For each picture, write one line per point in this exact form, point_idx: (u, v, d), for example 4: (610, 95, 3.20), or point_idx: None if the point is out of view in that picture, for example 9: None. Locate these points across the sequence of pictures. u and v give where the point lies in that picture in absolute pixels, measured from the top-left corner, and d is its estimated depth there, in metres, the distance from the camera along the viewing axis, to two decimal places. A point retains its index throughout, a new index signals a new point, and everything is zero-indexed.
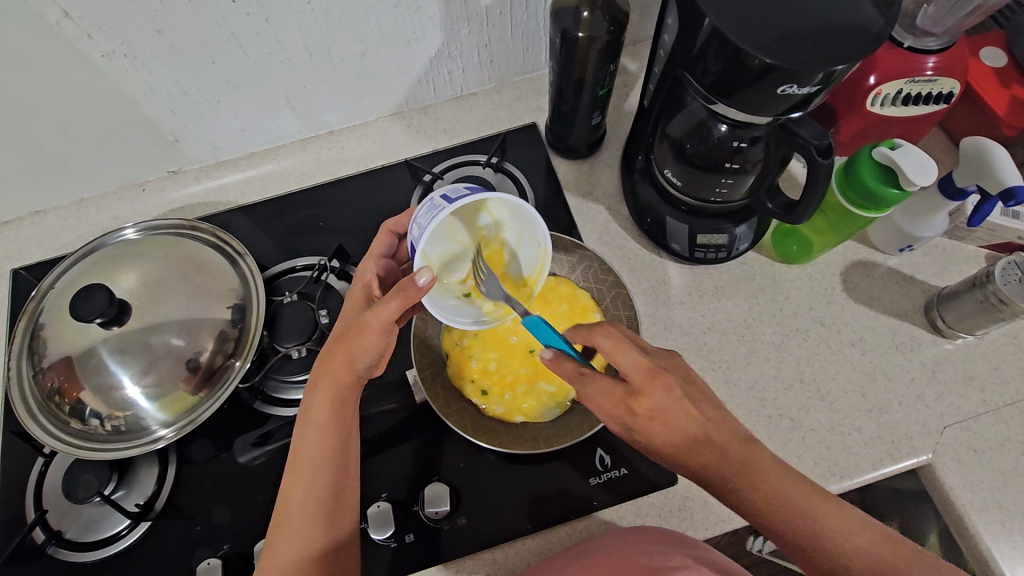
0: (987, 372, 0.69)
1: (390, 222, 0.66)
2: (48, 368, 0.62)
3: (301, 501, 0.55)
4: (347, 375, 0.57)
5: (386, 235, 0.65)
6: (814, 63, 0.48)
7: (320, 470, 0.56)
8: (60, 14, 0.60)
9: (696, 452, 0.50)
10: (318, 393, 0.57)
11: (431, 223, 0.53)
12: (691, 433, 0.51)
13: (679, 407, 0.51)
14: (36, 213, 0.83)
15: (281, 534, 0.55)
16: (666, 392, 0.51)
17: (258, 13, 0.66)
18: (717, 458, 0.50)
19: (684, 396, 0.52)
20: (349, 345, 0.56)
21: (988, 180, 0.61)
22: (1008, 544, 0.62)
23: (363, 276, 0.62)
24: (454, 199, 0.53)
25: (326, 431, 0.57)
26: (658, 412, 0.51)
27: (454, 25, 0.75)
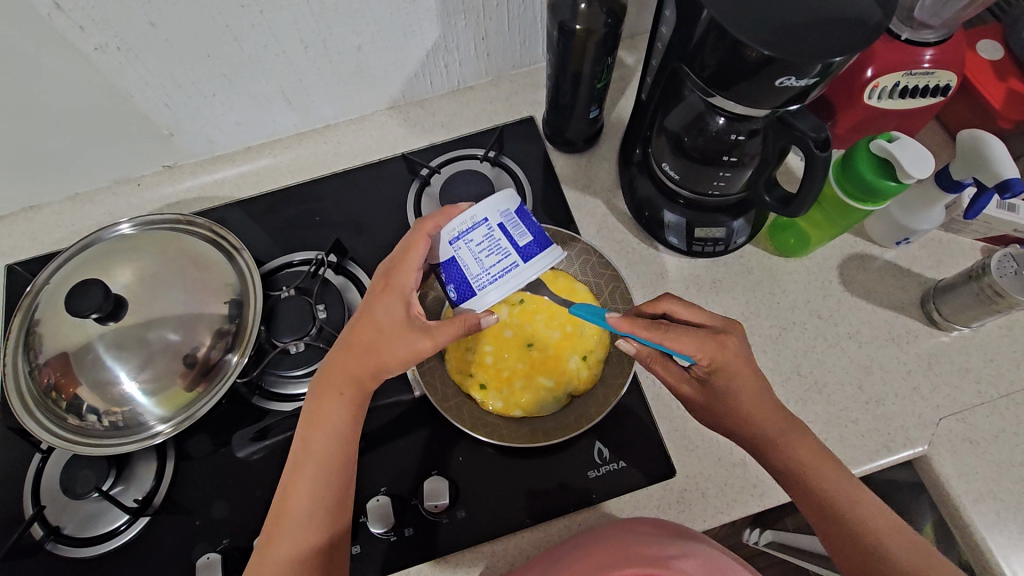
0: (982, 364, 0.70)
1: (431, 223, 0.55)
2: (44, 364, 0.61)
3: (309, 504, 0.55)
4: (371, 384, 0.58)
5: (426, 240, 0.56)
6: (811, 55, 0.47)
7: (329, 474, 0.56)
8: (51, 6, 0.59)
9: (772, 419, 0.57)
10: (341, 398, 0.58)
11: (509, 279, 0.54)
12: (760, 396, 0.57)
13: (749, 373, 0.57)
14: (30, 209, 0.82)
15: (283, 533, 0.55)
16: (738, 355, 0.56)
17: (252, 5, 0.65)
18: (779, 427, 0.57)
19: (752, 369, 0.57)
20: (389, 360, 0.57)
21: (985, 173, 0.61)
22: (1003, 534, 0.62)
23: (400, 285, 0.58)
24: (521, 248, 0.55)
25: (343, 437, 0.58)
26: (730, 369, 0.56)
27: (451, 18, 0.75)
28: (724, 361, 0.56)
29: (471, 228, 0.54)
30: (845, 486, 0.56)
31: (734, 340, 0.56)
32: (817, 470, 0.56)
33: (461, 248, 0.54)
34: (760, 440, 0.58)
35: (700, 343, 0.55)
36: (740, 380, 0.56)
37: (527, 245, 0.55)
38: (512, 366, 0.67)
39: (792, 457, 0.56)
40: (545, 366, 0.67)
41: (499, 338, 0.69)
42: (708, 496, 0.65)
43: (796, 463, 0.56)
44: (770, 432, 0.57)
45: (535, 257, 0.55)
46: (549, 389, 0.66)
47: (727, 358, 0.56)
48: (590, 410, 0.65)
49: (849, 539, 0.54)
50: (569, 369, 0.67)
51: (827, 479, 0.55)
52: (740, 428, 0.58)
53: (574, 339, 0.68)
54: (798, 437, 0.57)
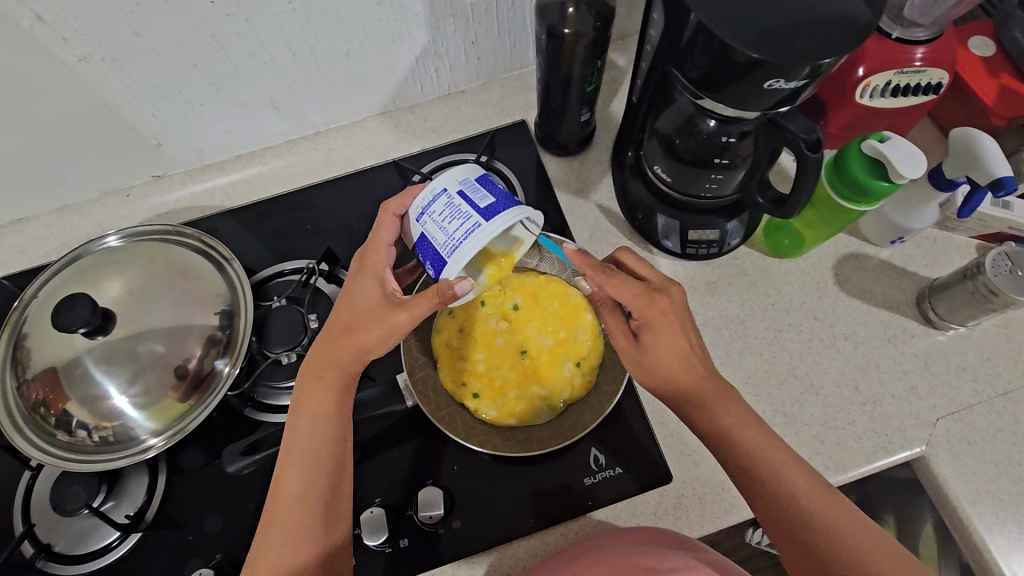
0: (979, 363, 0.69)
1: (394, 203, 0.59)
2: (32, 379, 0.61)
3: (299, 497, 0.54)
4: (353, 367, 0.58)
5: (393, 220, 0.59)
6: (800, 57, 0.47)
7: (319, 465, 0.55)
8: (33, 18, 0.58)
9: (687, 378, 0.57)
10: (325, 386, 0.57)
11: (469, 240, 0.51)
12: (685, 360, 0.57)
13: (681, 334, 0.57)
14: (19, 221, 0.81)
15: (274, 533, 0.53)
16: (672, 315, 0.57)
17: (237, 14, 0.65)
18: (712, 392, 0.56)
19: (682, 332, 0.57)
20: (367, 338, 0.57)
21: (978, 171, 0.61)
22: (1003, 535, 0.62)
23: (373, 265, 0.59)
24: (483, 209, 0.51)
25: (329, 425, 0.57)
26: (662, 325, 0.57)
27: (439, 22, 0.74)
28: (655, 316, 0.57)
29: (431, 200, 0.53)
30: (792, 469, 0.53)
31: (668, 300, 0.58)
32: (755, 446, 0.54)
33: (425, 222, 0.53)
34: (700, 416, 0.57)
35: (629, 294, 0.57)
36: (666, 340, 0.57)
37: (490, 206, 0.52)
38: (505, 375, 0.67)
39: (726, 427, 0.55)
40: (538, 375, 0.67)
41: (490, 347, 0.69)
42: (706, 501, 0.64)
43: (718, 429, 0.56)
44: (704, 398, 0.56)
45: (499, 215, 0.51)
46: (543, 398, 0.66)
47: (656, 314, 0.57)
48: (585, 416, 0.64)
49: (776, 514, 0.52)
50: (563, 376, 0.67)
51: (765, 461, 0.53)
52: (685, 401, 0.57)
53: (568, 345, 0.68)
54: (737, 410, 0.56)
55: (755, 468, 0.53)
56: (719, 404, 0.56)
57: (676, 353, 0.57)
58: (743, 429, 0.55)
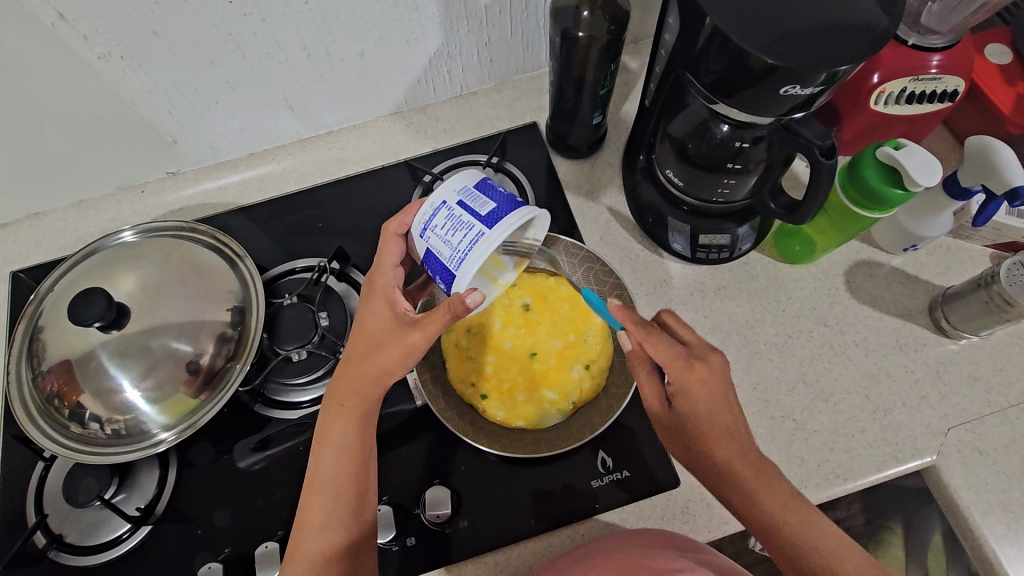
0: (992, 373, 0.69)
1: (393, 225, 0.59)
2: (47, 372, 0.62)
3: (328, 522, 0.54)
4: (374, 392, 0.57)
5: (395, 242, 0.59)
6: (817, 63, 0.47)
7: (343, 487, 0.55)
8: (55, 17, 0.59)
9: (712, 437, 0.53)
10: (347, 411, 0.57)
11: (475, 250, 0.51)
12: (706, 405, 0.53)
13: (719, 398, 0.54)
14: (35, 215, 0.82)
15: (302, 554, 0.54)
16: (708, 380, 0.54)
17: (254, 13, 0.65)
18: (719, 433, 0.53)
19: (719, 394, 0.54)
20: (385, 361, 0.57)
21: (994, 180, 0.61)
22: (1014, 547, 0.61)
23: (382, 288, 0.59)
24: (484, 217, 0.52)
25: (352, 449, 0.56)
26: (699, 388, 0.53)
27: (454, 24, 0.75)
28: (690, 383, 0.54)
29: (432, 215, 0.54)
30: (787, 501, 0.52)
31: (708, 368, 0.54)
32: (755, 491, 0.52)
33: (429, 237, 0.54)
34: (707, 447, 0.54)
35: (671, 357, 0.54)
36: (702, 394, 0.53)
37: (491, 212, 0.52)
38: (513, 379, 0.67)
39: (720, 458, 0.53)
40: (547, 379, 0.67)
41: (499, 350, 0.69)
42: (713, 506, 0.64)
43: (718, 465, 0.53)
44: (740, 472, 0.52)
45: (503, 220, 0.52)
46: (552, 401, 0.66)
47: (678, 369, 0.54)
48: (593, 419, 0.64)
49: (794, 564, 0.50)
50: (572, 379, 0.67)
51: (761, 498, 0.52)
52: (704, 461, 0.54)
53: (577, 348, 0.68)
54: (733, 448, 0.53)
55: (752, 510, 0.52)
56: (726, 450, 0.53)
57: (699, 404, 0.53)
58: (748, 477, 0.52)
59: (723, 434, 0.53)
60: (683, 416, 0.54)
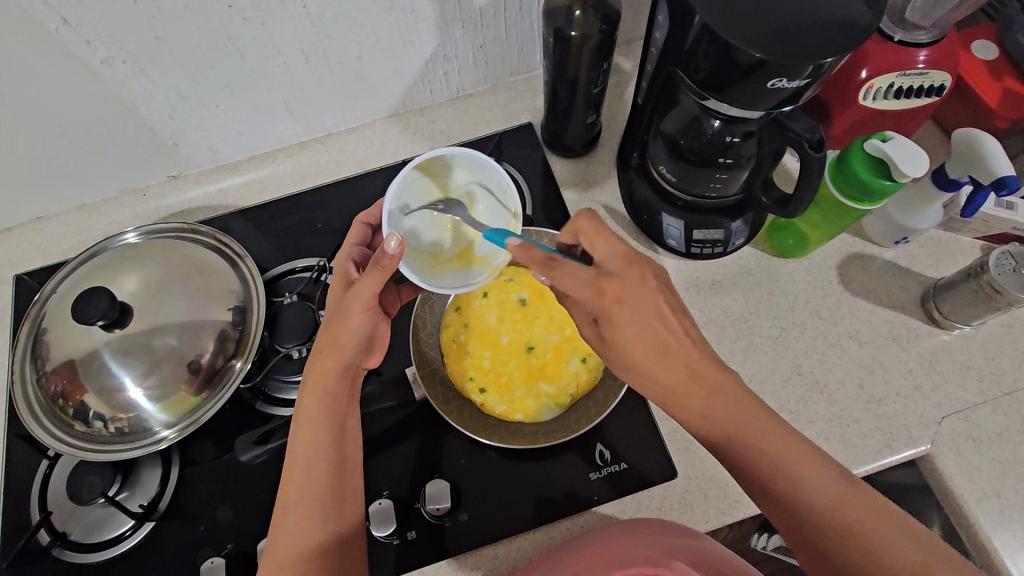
0: (984, 363, 0.70)
1: (362, 215, 0.67)
2: (51, 371, 0.62)
3: (297, 497, 0.55)
4: (334, 369, 0.59)
5: (360, 227, 0.66)
6: (802, 57, 0.48)
7: (313, 465, 0.56)
8: (59, 22, 0.61)
9: (694, 388, 0.51)
10: (309, 390, 0.58)
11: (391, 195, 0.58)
12: (648, 335, 0.52)
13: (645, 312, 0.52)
14: (38, 220, 0.84)
15: (279, 533, 0.54)
16: (639, 288, 0.53)
17: (254, 18, 0.67)
18: (710, 392, 0.51)
19: (648, 313, 0.52)
20: (340, 333, 0.58)
21: (980, 171, 0.62)
22: (1009, 533, 0.62)
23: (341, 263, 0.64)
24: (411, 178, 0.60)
25: (320, 426, 0.57)
26: (629, 302, 0.53)
27: (449, 27, 0.76)
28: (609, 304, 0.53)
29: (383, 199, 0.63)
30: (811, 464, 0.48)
31: (619, 283, 0.53)
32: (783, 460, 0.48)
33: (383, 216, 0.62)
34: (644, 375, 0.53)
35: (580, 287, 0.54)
36: (635, 320, 0.52)
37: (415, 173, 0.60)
38: (510, 373, 0.68)
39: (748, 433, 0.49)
40: (546, 372, 0.68)
41: (496, 345, 0.69)
42: (710, 497, 0.65)
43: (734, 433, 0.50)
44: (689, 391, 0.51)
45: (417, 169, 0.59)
46: (550, 395, 0.67)
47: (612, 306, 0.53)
48: (590, 411, 0.65)
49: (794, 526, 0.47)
50: (569, 372, 0.68)
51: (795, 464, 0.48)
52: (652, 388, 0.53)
53: (573, 341, 0.69)
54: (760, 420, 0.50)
55: (783, 488, 0.48)
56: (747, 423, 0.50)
57: (644, 349, 0.52)
58: (781, 451, 0.48)
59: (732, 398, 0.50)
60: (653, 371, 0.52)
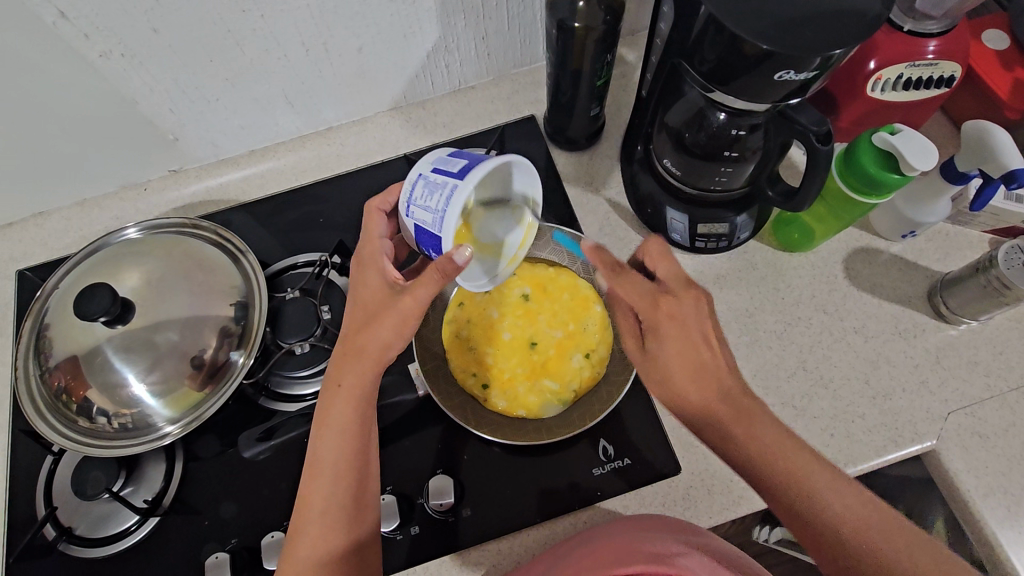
0: (991, 358, 0.69)
1: (377, 201, 0.64)
2: (55, 367, 0.62)
3: (324, 504, 0.55)
4: (370, 373, 0.57)
5: (378, 216, 0.63)
6: (809, 49, 0.47)
7: (341, 473, 0.56)
8: (56, 15, 0.60)
9: (746, 427, 0.52)
10: (343, 393, 0.57)
11: (450, 203, 0.51)
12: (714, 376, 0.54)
13: (693, 334, 0.55)
14: (40, 215, 0.83)
15: (301, 537, 0.54)
16: (692, 316, 0.56)
17: (253, 10, 0.66)
18: (763, 430, 0.51)
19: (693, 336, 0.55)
20: (381, 335, 0.57)
21: (991, 164, 0.61)
22: (1014, 529, 0.61)
23: (371, 257, 0.61)
24: (456, 172, 0.53)
25: (351, 431, 0.57)
26: (681, 322, 0.55)
27: (451, 18, 0.75)
28: (665, 319, 0.55)
29: (410, 189, 0.55)
30: (855, 502, 0.50)
31: (676, 302, 0.56)
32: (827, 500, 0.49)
33: (413, 212, 0.55)
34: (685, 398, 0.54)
35: (640, 298, 0.57)
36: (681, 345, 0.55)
37: (463, 167, 0.53)
38: (513, 369, 0.68)
39: (796, 474, 0.50)
40: (548, 369, 0.67)
41: (499, 341, 0.69)
42: (714, 492, 0.65)
43: (785, 479, 0.50)
44: (718, 414, 0.53)
45: (474, 169, 0.52)
46: (553, 392, 0.66)
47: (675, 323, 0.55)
48: (593, 406, 0.65)
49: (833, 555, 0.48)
50: (572, 369, 0.67)
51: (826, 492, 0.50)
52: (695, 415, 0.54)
53: (577, 337, 0.69)
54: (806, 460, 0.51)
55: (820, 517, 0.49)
56: (804, 470, 0.50)
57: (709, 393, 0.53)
58: (814, 474, 0.50)
59: (780, 444, 0.51)
60: (717, 415, 0.53)
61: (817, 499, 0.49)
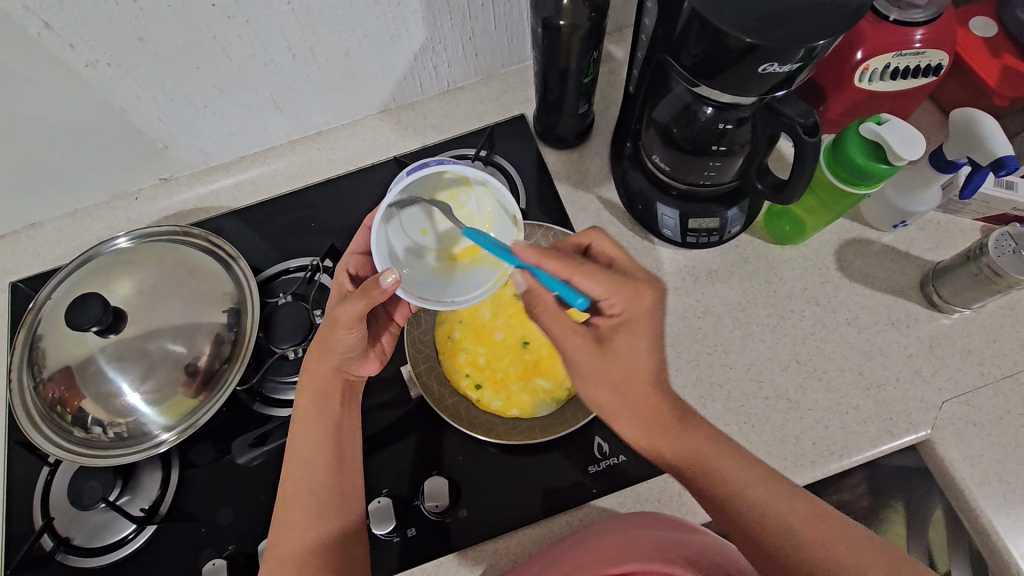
0: (985, 346, 0.69)
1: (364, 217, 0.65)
2: (49, 378, 0.62)
3: (298, 497, 0.56)
4: (326, 372, 0.59)
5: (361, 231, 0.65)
6: (792, 41, 0.47)
7: (309, 468, 0.57)
8: (40, 26, 0.60)
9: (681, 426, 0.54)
10: (303, 392, 0.60)
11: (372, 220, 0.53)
12: (636, 368, 0.54)
13: (648, 334, 0.54)
14: (32, 226, 0.84)
15: (281, 532, 0.56)
16: (647, 311, 0.54)
17: (238, 16, 0.66)
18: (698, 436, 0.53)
19: (654, 341, 0.54)
20: (328, 340, 0.58)
21: (979, 152, 0.61)
22: (1010, 516, 0.61)
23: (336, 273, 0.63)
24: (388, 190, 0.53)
25: (315, 425, 0.58)
26: (633, 323, 0.54)
27: (437, 19, 0.75)
28: (631, 314, 0.54)
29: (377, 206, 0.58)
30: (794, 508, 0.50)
31: (633, 299, 0.54)
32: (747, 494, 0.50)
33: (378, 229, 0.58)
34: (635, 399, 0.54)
35: (608, 286, 0.53)
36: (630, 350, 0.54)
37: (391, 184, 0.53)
38: (505, 369, 0.68)
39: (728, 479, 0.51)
40: (541, 368, 0.67)
41: (491, 341, 0.69)
42: None
43: (713, 476, 0.52)
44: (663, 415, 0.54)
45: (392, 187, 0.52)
46: (546, 391, 0.67)
47: (624, 319, 0.54)
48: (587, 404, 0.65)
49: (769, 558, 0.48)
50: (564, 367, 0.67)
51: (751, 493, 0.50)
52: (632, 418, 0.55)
53: None
54: (731, 463, 0.52)
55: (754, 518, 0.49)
56: (728, 471, 0.52)
57: (630, 376, 0.54)
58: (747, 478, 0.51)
59: (711, 451, 0.53)
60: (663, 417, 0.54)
61: (743, 496, 0.50)
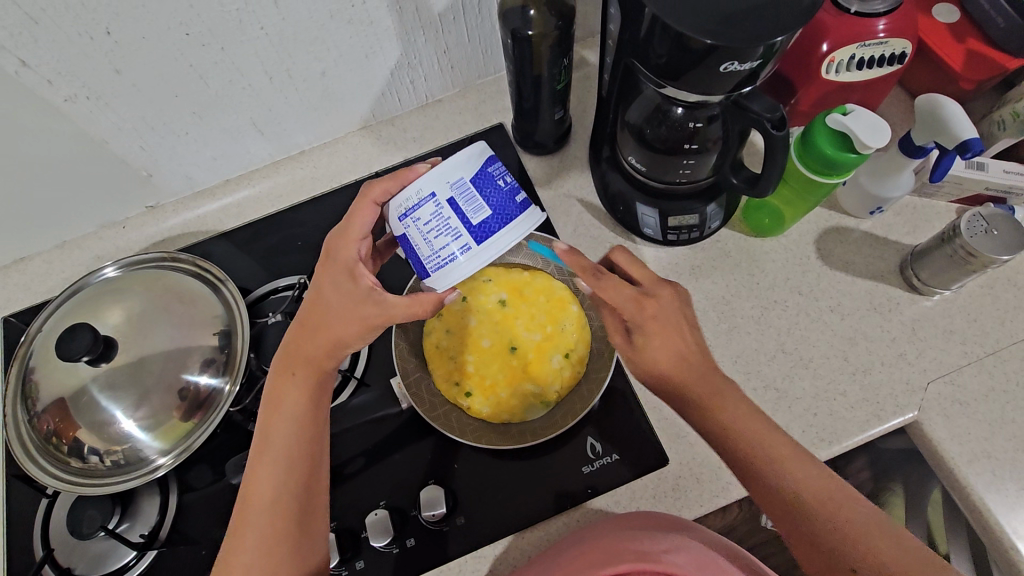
0: (966, 326, 0.70)
1: (375, 193, 0.57)
2: (43, 411, 0.63)
3: (274, 498, 0.56)
4: (324, 366, 0.60)
5: (371, 209, 0.58)
6: (751, 40, 0.48)
7: (291, 466, 0.57)
8: (18, 64, 0.61)
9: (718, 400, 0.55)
10: (297, 386, 0.59)
11: (455, 258, 0.52)
12: (682, 357, 0.56)
13: (675, 329, 0.56)
14: (22, 260, 0.84)
15: (249, 535, 0.55)
16: (670, 309, 0.57)
17: (213, 43, 0.67)
18: (733, 407, 0.54)
19: (677, 331, 0.56)
20: (334, 333, 0.58)
21: (945, 136, 0.62)
22: (1001, 493, 0.62)
23: (344, 259, 0.59)
24: (474, 227, 0.52)
25: (302, 422, 0.59)
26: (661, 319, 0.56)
27: (411, 35, 0.76)
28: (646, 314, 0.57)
29: (418, 204, 0.52)
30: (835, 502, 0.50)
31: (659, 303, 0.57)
32: (790, 474, 0.51)
33: (410, 226, 0.52)
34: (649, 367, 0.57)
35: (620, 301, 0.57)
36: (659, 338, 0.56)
37: (483, 223, 0.52)
38: (494, 375, 0.68)
39: (781, 466, 0.51)
40: (529, 372, 0.68)
41: (478, 348, 0.70)
42: (703, 481, 0.65)
43: (747, 447, 0.53)
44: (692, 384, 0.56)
45: (492, 234, 0.52)
46: (536, 395, 0.67)
47: (657, 311, 0.56)
48: (576, 405, 0.66)
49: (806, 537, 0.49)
50: (552, 369, 0.68)
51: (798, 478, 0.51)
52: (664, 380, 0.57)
53: (555, 339, 0.69)
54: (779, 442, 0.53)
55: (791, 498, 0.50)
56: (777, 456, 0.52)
57: (680, 358, 0.56)
58: (791, 468, 0.51)
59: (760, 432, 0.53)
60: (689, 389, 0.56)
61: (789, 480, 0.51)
